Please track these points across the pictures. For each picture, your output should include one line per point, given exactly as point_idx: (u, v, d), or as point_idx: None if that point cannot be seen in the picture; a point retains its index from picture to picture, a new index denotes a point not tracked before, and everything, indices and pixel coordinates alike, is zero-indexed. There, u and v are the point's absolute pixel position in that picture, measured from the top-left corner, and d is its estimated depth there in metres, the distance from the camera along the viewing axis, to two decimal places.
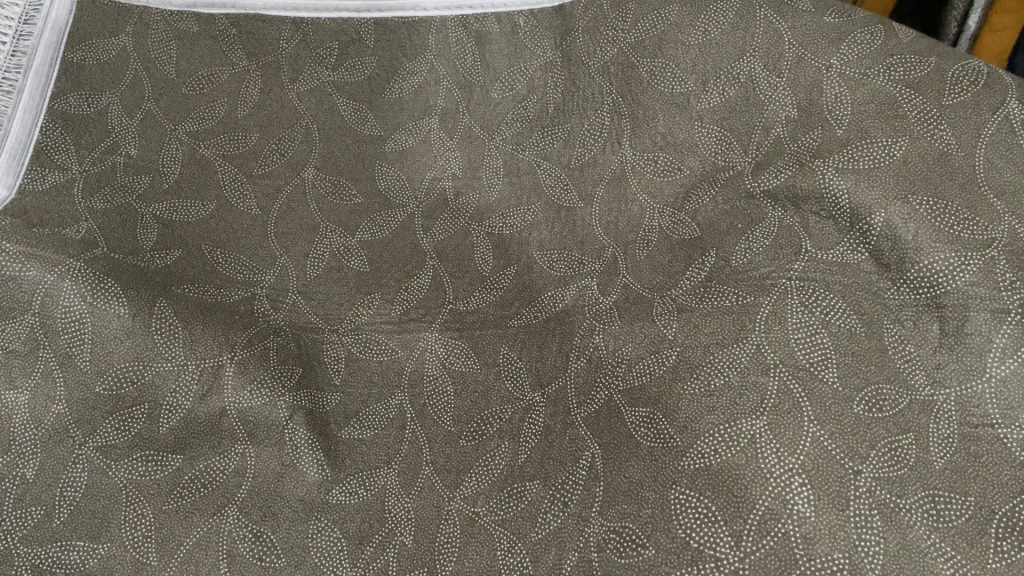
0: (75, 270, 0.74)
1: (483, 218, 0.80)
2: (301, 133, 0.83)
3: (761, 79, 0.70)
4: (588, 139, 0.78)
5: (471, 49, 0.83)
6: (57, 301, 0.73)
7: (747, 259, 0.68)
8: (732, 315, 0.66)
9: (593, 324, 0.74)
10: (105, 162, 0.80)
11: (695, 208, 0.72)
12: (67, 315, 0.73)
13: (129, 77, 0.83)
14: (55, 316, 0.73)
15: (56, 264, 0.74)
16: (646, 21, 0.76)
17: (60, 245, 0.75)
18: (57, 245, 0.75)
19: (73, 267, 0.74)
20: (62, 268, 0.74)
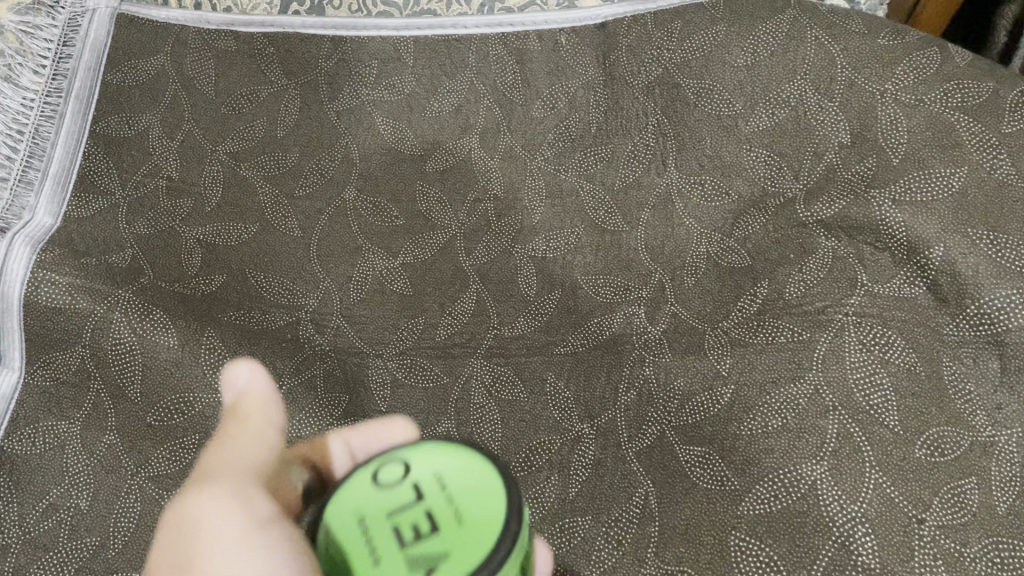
0: (123, 301, 0.74)
1: (526, 241, 0.79)
2: (340, 154, 0.84)
3: (812, 103, 0.70)
4: (632, 160, 0.77)
5: (513, 68, 0.82)
6: (107, 335, 0.73)
7: (801, 291, 0.67)
8: (791, 351, 0.65)
9: (641, 355, 0.71)
10: (147, 186, 0.81)
11: (743, 235, 0.71)
12: (117, 346, 0.73)
13: (167, 97, 0.84)
14: (106, 350, 0.73)
15: (106, 297, 0.74)
16: (693, 40, 0.75)
17: (108, 276, 0.75)
18: (106, 275, 0.75)
19: (122, 298, 0.74)
20: (111, 299, 0.74)
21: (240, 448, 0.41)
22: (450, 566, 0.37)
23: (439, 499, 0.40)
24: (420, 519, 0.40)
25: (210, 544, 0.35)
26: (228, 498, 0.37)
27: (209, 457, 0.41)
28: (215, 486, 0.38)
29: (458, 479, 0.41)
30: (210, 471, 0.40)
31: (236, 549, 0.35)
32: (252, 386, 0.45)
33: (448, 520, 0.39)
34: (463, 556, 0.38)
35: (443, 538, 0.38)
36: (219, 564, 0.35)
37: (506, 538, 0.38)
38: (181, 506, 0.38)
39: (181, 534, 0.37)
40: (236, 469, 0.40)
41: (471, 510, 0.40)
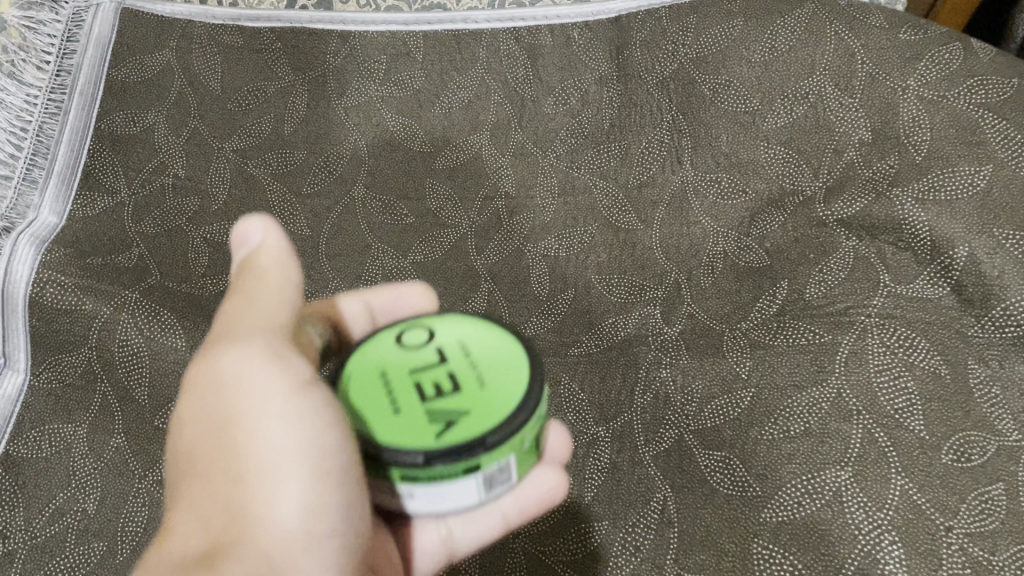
0: (130, 302, 0.73)
1: (538, 240, 0.78)
2: (348, 150, 0.83)
3: (831, 99, 0.69)
4: (646, 157, 0.76)
5: (524, 63, 0.81)
6: (113, 337, 0.72)
7: (822, 292, 0.65)
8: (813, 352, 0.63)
9: (658, 357, 0.69)
10: (153, 183, 0.80)
11: (761, 234, 0.70)
12: (124, 348, 0.72)
13: (173, 93, 0.83)
14: (113, 351, 0.72)
15: (112, 297, 0.73)
16: (710, 35, 0.74)
17: (115, 277, 0.74)
18: (114, 276, 0.74)
19: (129, 299, 0.73)
20: (118, 300, 0.73)
21: (265, 302, 0.44)
22: (468, 423, 0.42)
23: (464, 364, 0.45)
24: (444, 378, 0.44)
25: (254, 407, 0.40)
26: (262, 361, 0.41)
27: (235, 309, 0.44)
28: (249, 347, 0.42)
29: (480, 348, 0.46)
30: (239, 329, 0.43)
31: (278, 413, 0.40)
32: (267, 241, 0.46)
33: (472, 381, 0.44)
34: (482, 416, 0.42)
35: (466, 395, 0.43)
36: (264, 426, 0.40)
37: (526, 402, 0.43)
38: (218, 362, 0.42)
39: (221, 389, 0.41)
40: (264, 328, 0.43)
41: (495, 372, 0.45)
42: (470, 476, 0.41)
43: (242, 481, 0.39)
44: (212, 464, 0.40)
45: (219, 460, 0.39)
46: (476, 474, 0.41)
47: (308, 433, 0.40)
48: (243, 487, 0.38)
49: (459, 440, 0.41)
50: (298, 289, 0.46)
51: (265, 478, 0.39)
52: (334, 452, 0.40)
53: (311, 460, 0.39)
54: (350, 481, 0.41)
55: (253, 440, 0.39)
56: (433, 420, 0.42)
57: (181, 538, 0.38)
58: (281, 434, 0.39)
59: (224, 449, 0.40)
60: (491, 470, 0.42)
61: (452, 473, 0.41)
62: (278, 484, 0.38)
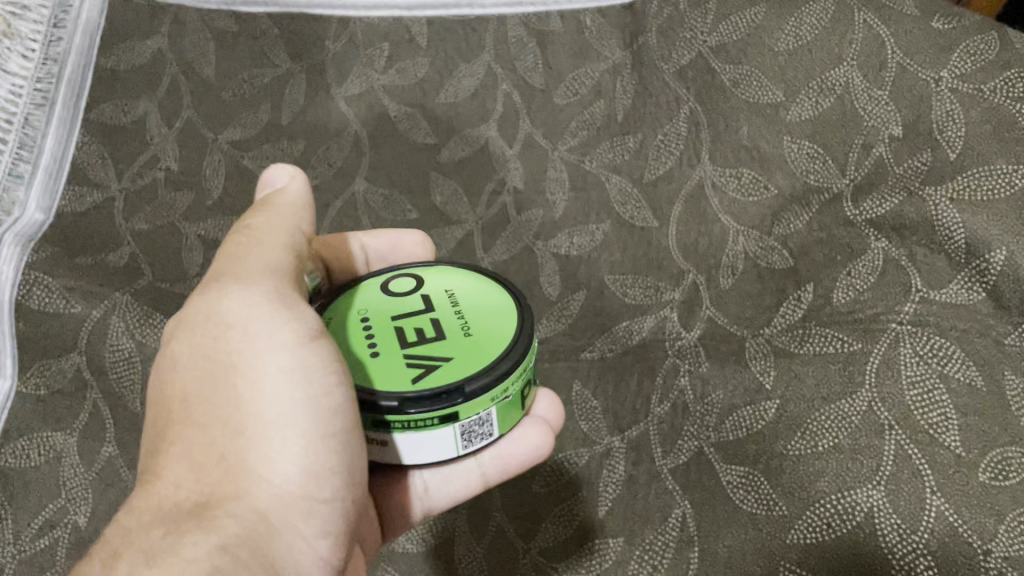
0: (123, 305, 0.70)
1: (548, 237, 0.76)
2: (348, 141, 0.80)
3: (859, 90, 0.65)
4: (662, 151, 0.73)
5: (534, 49, 0.77)
6: (104, 339, 0.68)
7: (850, 297, 0.62)
8: (842, 364, 0.60)
9: (675, 363, 0.67)
10: (144, 178, 0.77)
11: (784, 233, 0.66)
12: (115, 354, 0.68)
13: (165, 82, 0.80)
14: (103, 356, 0.68)
15: (103, 300, 0.70)
16: (729, 22, 0.70)
17: (105, 277, 0.71)
18: (104, 276, 0.71)
19: (121, 301, 0.70)
20: (109, 303, 0.70)
21: (273, 249, 0.48)
22: (447, 371, 0.49)
23: (446, 316, 0.53)
24: (426, 330, 0.52)
25: (259, 360, 0.44)
26: (269, 310, 0.45)
27: (243, 249, 0.48)
28: (258, 293, 0.45)
29: (471, 307, 0.54)
30: (246, 272, 0.46)
31: (282, 368, 0.44)
32: (289, 188, 0.52)
33: (453, 334, 0.52)
34: (462, 364, 0.49)
35: (447, 344, 0.51)
36: (268, 379, 0.44)
37: (505, 355, 0.50)
38: (225, 305, 0.45)
39: (226, 333, 0.44)
40: (270, 274, 0.47)
41: (475, 325, 0.53)
42: (449, 425, 0.48)
43: (241, 435, 0.43)
44: (210, 412, 0.43)
45: (219, 410, 0.43)
46: (455, 422, 0.48)
47: (309, 390, 0.44)
48: (243, 440, 0.43)
49: (438, 385, 0.48)
50: (300, 242, 0.51)
51: (265, 435, 0.43)
52: (336, 411, 0.45)
53: (312, 418, 0.44)
54: (343, 436, 0.45)
55: (256, 392, 0.43)
56: (415, 366, 0.49)
57: (178, 483, 0.42)
58: (285, 388, 0.43)
59: (224, 398, 0.43)
60: (468, 421, 0.48)
61: (433, 420, 0.48)
62: (277, 440, 0.43)
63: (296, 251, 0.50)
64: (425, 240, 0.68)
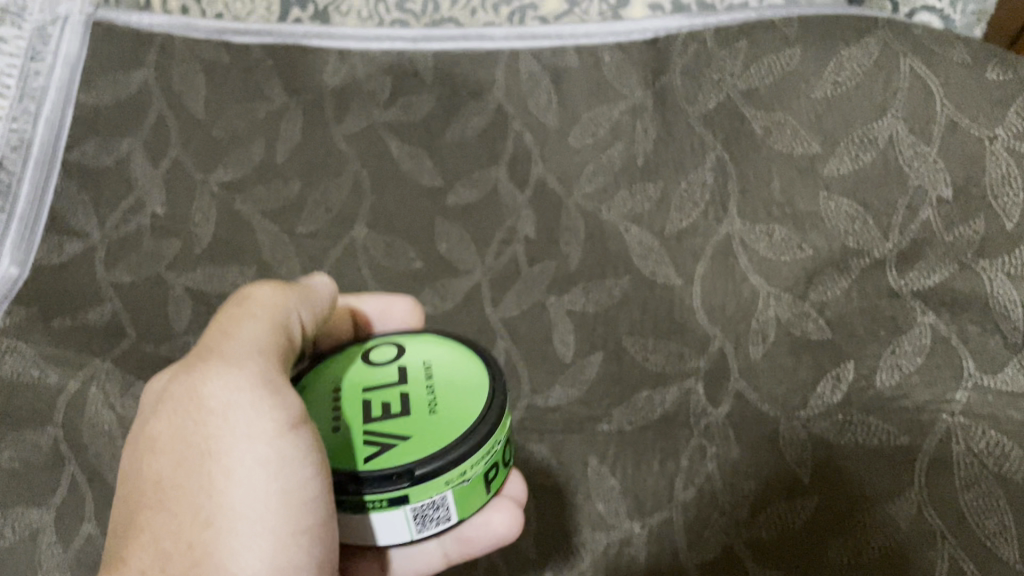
0: (102, 375, 0.65)
1: (564, 291, 0.70)
2: (347, 182, 0.74)
3: (904, 143, 0.60)
4: (686, 202, 0.68)
5: (546, 87, 0.73)
6: (82, 412, 0.63)
7: (895, 380, 0.56)
8: (886, 458, 0.54)
9: (703, 446, 0.60)
10: (128, 225, 0.71)
11: (821, 299, 0.61)
12: (93, 426, 0.63)
13: (151, 119, 0.74)
14: (81, 428, 0.63)
15: (82, 369, 0.65)
16: (761, 64, 0.66)
17: (84, 341, 0.66)
18: (82, 341, 0.66)
19: (101, 369, 0.65)
20: (87, 373, 0.65)
21: (266, 325, 0.45)
22: (400, 452, 0.43)
23: (418, 390, 0.48)
24: (393, 404, 0.47)
25: (236, 447, 0.40)
26: (253, 394, 0.41)
27: (232, 322, 0.44)
28: (243, 373, 0.42)
29: (450, 378, 0.49)
30: (233, 350, 0.43)
31: (260, 459, 0.40)
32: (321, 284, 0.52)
33: (420, 409, 0.46)
34: (419, 445, 0.44)
35: (409, 422, 0.45)
36: (244, 469, 0.40)
37: (468, 434, 0.44)
38: (207, 385, 0.42)
39: (203, 415, 0.41)
40: (259, 353, 0.43)
41: (448, 399, 0.47)
42: (399, 508, 0.43)
43: (209, 528, 0.39)
44: (179, 499, 0.39)
45: (189, 498, 0.40)
46: (405, 506, 0.43)
47: (285, 484, 0.40)
48: (211, 532, 0.39)
49: (387, 467, 0.43)
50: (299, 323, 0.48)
51: (235, 529, 0.39)
52: (310, 507, 0.41)
53: (285, 514, 0.40)
54: (316, 534, 0.42)
55: (230, 482, 0.40)
56: (371, 445, 0.44)
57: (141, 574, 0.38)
58: (260, 480, 0.40)
59: (195, 486, 0.40)
60: (419, 505, 0.43)
61: (380, 503, 0.43)
62: (247, 535, 0.39)
63: (291, 329, 0.47)
64: (416, 307, 0.62)
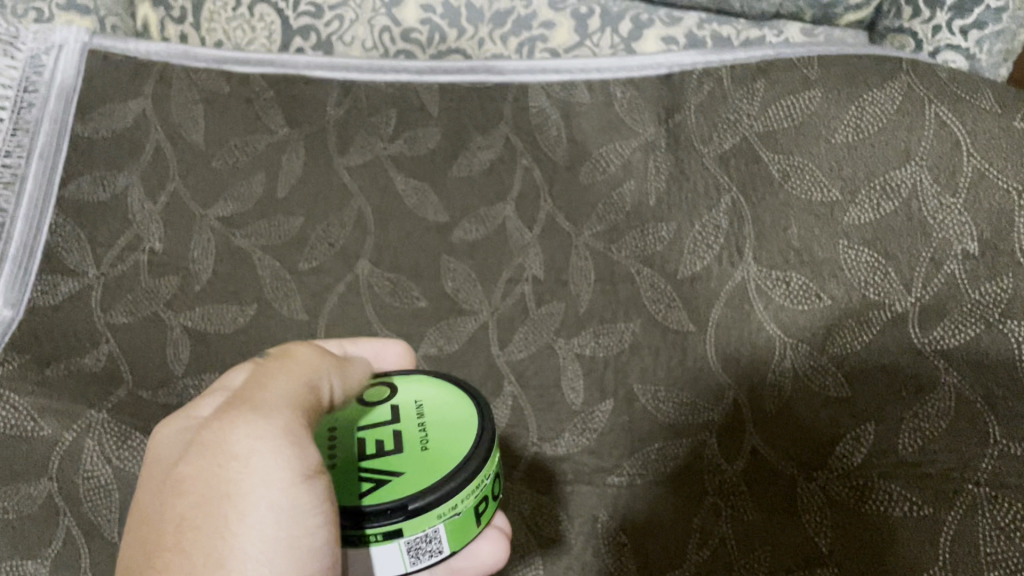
0: (97, 425, 0.63)
1: (573, 334, 0.68)
2: (351, 218, 0.72)
3: (928, 194, 0.57)
4: (699, 245, 0.66)
5: (556, 122, 0.71)
6: (76, 466, 0.61)
7: (917, 445, 0.53)
8: (903, 531, 0.52)
9: (716, 504, 0.60)
10: (125, 262, 0.69)
11: (840, 353, 0.59)
12: (89, 480, 0.62)
13: (149, 150, 0.72)
14: (76, 482, 0.62)
15: (76, 419, 0.63)
16: (780, 107, 0.64)
17: (80, 388, 0.64)
18: (78, 389, 0.64)
19: (97, 420, 0.63)
20: (82, 423, 0.63)
21: (294, 381, 0.42)
22: (395, 487, 0.42)
23: (410, 427, 0.47)
24: (386, 441, 0.46)
25: (254, 488, 0.36)
26: (279, 441, 0.37)
27: (263, 378, 0.41)
28: (269, 422, 0.38)
29: (442, 412, 0.48)
30: (262, 399, 0.39)
31: (276, 502, 0.36)
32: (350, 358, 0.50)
33: (413, 444, 0.46)
34: (413, 480, 0.43)
35: (404, 458, 0.44)
36: (260, 512, 0.36)
37: (462, 469, 0.43)
38: (230, 429, 0.38)
39: (221, 458, 0.37)
40: (289, 405, 0.40)
41: (441, 434, 0.46)
42: (394, 542, 0.41)
43: (220, 569, 0.34)
44: (193, 541, 0.35)
45: (200, 539, 0.35)
46: (399, 540, 0.42)
47: (297, 529, 0.36)
48: (221, 575, 0.34)
49: (382, 502, 0.41)
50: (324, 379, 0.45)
51: (246, 573, 0.35)
52: (318, 556, 0.37)
53: (295, 560, 0.36)
54: None
55: (243, 525, 0.35)
56: (365, 481, 0.43)
57: None
58: (274, 523, 0.36)
59: (207, 526, 0.35)
60: (413, 538, 0.42)
61: (375, 537, 0.41)
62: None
63: (317, 389, 0.43)
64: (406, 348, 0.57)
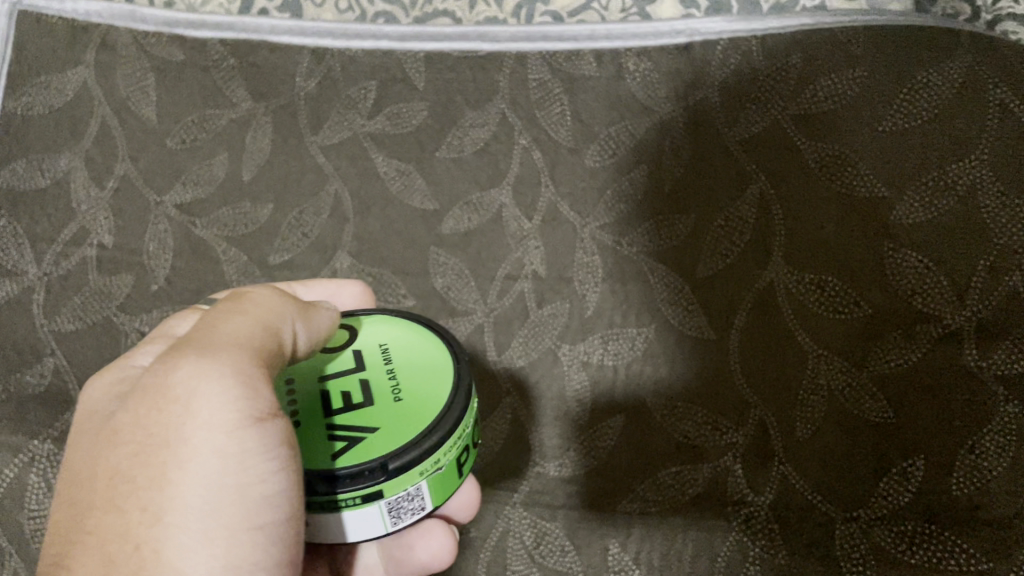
0: (42, 457, 0.57)
1: (579, 339, 0.60)
2: (328, 204, 0.63)
3: (989, 193, 0.52)
4: (721, 241, 0.58)
5: (559, 99, 0.62)
6: (22, 505, 0.55)
7: (976, 485, 0.49)
8: None
9: (743, 543, 0.52)
10: (71, 257, 0.62)
11: (882, 370, 0.52)
12: (35, 520, 0.55)
13: (94, 128, 0.64)
14: (21, 521, 0.55)
15: (19, 451, 0.57)
16: (818, 86, 0.56)
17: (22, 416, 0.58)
18: (20, 418, 0.58)
19: (40, 452, 0.57)
20: (26, 455, 0.57)
21: (255, 323, 0.36)
22: (373, 446, 0.38)
23: (378, 374, 0.42)
24: (353, 392, 0.41)
25: (196, 434, 0.32)
26: (224, 381, 0.33)
27: (214, 318, 0.36)
28: (217, 364, 0.33)
29: (409, 355, 0.43)
30: (211, 339, 0.34)
31: (220, 449, 0.33)
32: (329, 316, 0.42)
33: (384, 395, 0.40)
34: (389, 437, 0.38)
35: (375, 411, 0.39)
36: (202, 460, 0.32)
37: (442, 419, 0.39)
38: (173, 370, 0.33)
39: (161, 401, 0.33)
40: (243, 345, 0.35)
41: (412, 383, 0.41)
42: (373, 504, 0.37)
43: (157, 526, 0.31)
44: (127, 496, 0.32)
45: (135, 493, 0.32)
46: (380, 502, 0.37)
47: (246, 474, 0.33)
48: (157, 533, 0.31)
49: (357, 462, 0.37)
50: (297, 319, 0.39)
51: (187, 527, 0.32)
52: (272, 502, 0.34)
53: (243, 506, 0.33)
54: (278, 532, 0.34)
55: (184, 471, 0.32)
56: (336, 441, 0.38)
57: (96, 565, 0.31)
58: (216, 471, 0.32)
59: (144, 478, 0.32)
60: (395, 498, 0.37)
61: (351, 501, 0.37)
62: (199, 535, 0.32)
63: (286, 334, 0.38)
64: (365, 290, 0.54)
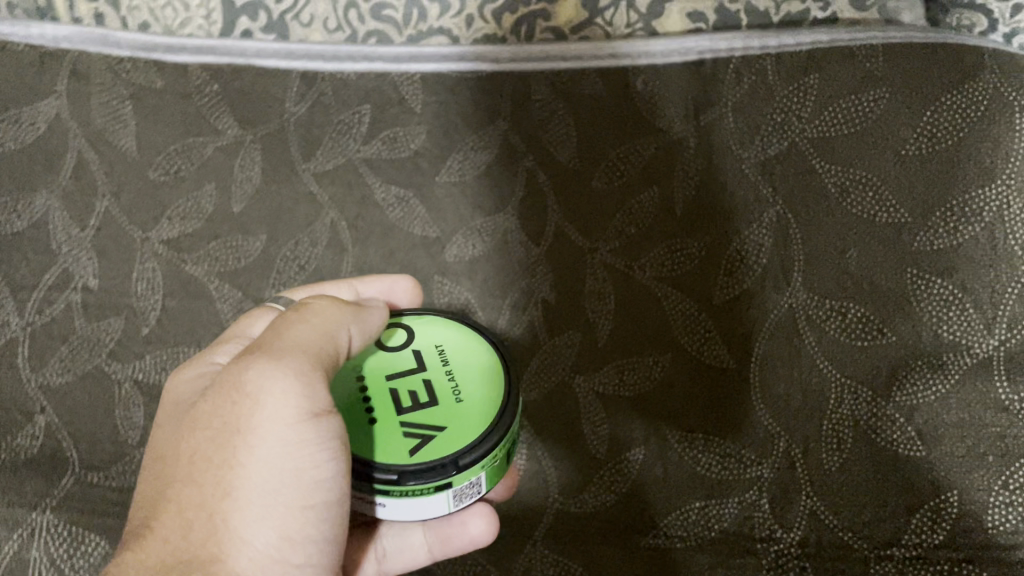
0: (43, 530, 0.53)
1: (594, 369, 0.56)
2: (324, 234, 0.60)
3: (1016, 221, 0.52)
4: (736, 265, 0.56)
5: (563, 119, 0.60)
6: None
7: (1012, 522, 0.49)
8: None
9: None
10: (54, 304, 0.58)
11: (912, 403, 0.51)
12: None
13: (71, 163, 0.60)
14: None
15: (17, 524, 0.54)
16: (834, 108, 0.56)
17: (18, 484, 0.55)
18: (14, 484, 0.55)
19: (38, 523, 0.53)
20: (26, 527, 0.53)
21: (317, 330, 0.38)
22: (444, 443, 0.38)
23: (439, 374, 0.42)
24: (416, 390, 0.41)
25: (262, 425, 0.35)
26: (288, 382, 0.35)
27: (281, 323, 0.38)
28: (281, 365, 0.35)
29: (462, 354, 0.43)
30: (279, 343, 0.36)
31: (283, 440, 0.35)
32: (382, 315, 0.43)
33: (446, 393, 0.41)
34: (458, 435, 0.39)
35: (439, 411, 0.40)
36: (268, 447, 0.35)
37: (501, 421, 0.40)
38: (244, 369, 0.36)
39: (234, 395, 0.35)
40: (307, 349, 0.37)
41: (470, 382, 0.42)
42: (442, 492, 0.38)
43: (227, 500, 0.34)
44: (204, 473, 0.35)
45: (209, 471, 0.35)
46: (448, 490, 0.38)
47: (304, 462, 0.35)
48: (228, 506, 0.34)
49: (431, 458, 0.38)
50: (359, 325, 0.40)
51: (253, 503, 0.35)
52: (327, 484, 0.36)
53: (302, 489, 0.36)
54: (334, 510, 0.37)
55: (251, 456, 0.35)
56: (408, 437, 0.39)
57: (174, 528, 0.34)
58: (279, 457, 0.35)
59: (218, 457, 0.35)
60: (462, 487, 0.38)
61: (424, 491, 0.38)
62: (262, 508, 0.35)
63: (347, 339, 0.39)
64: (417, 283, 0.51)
